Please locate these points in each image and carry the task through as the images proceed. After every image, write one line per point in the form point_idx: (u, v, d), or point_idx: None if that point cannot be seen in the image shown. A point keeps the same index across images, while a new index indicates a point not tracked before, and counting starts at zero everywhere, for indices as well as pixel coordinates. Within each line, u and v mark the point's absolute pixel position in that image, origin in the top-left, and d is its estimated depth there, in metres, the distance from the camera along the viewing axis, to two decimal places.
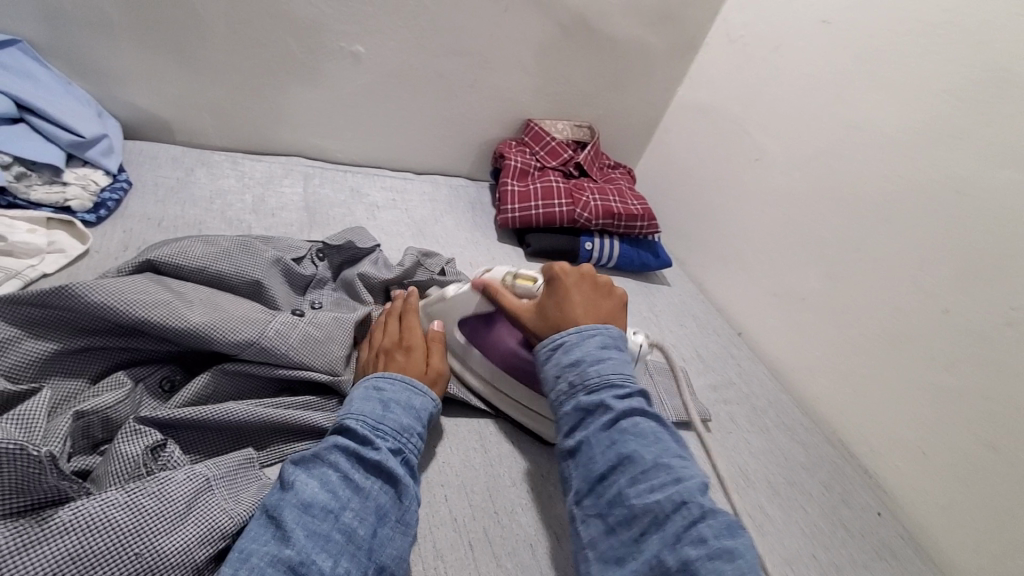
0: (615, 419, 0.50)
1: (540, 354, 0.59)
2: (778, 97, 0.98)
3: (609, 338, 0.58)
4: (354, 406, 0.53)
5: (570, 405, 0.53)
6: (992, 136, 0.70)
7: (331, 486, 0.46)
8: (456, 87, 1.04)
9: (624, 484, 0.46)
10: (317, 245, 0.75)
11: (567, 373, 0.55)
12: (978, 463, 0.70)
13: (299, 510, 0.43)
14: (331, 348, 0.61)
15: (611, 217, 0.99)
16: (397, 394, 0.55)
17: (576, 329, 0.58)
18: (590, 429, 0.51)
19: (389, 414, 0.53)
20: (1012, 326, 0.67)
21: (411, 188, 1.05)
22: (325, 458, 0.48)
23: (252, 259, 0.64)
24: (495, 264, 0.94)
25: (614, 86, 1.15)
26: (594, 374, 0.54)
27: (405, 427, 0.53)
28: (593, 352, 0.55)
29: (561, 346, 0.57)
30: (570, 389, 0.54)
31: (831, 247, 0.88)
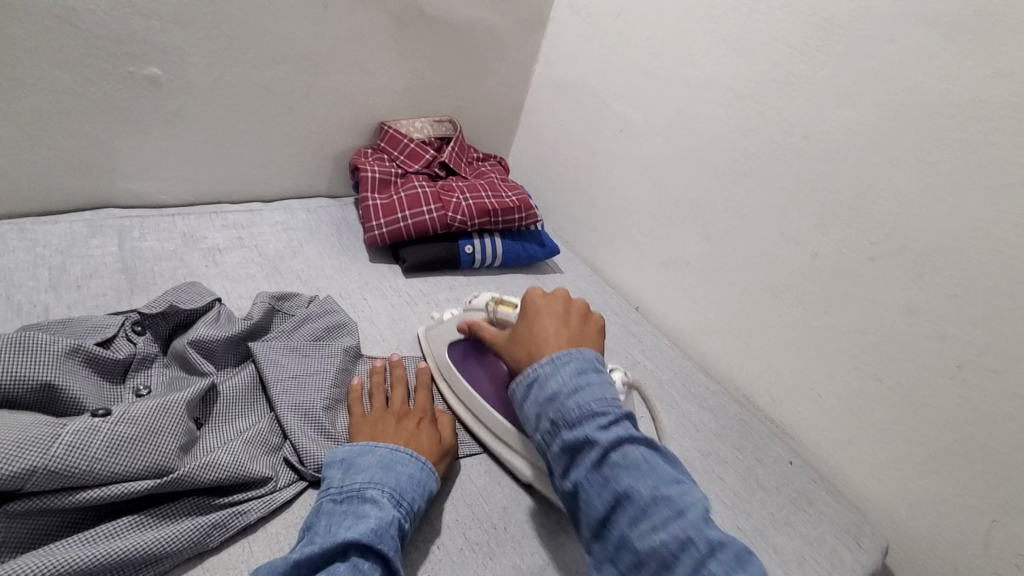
0: (604, 457, 0.47)
1: (517, 393, 0.55)
2: (630, 63, 0.96)
3: (585, 360, 0.53)
4: (376, 480, 0.51)
5: (556, 445, 0.50)
6: (825, 79, 0.72)
7: None
8: (289, 99, 0.92)
9: (627, 528, 0.45)
10: (132, 316, 0.62)
11: (547, 410, 0.51)
12: (866, 395, 0.72)
13: None
14: (159, 442, 0.50)
15: (487, 214, 0.93)
16: (418, 471, 0.54)
17: (549, 359, 0.53)
18: (581, 471, 0.48)
19: (407, 493, 0.52)
20: (872, 260, 0.70)
21: (259, 219, 0.92)
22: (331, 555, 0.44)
23: (35, 356, 0.51)
24: (368, 288, 0.84)
25: (467, 74, 1.07)
26: (574, 408, 0.50)
27: (419, 509, 0.52)
28: (568, 382, 0.51)
29: (538, 380, 0.53)
30: (552, 427, 0.50)
31: (703, 208, 0.88)
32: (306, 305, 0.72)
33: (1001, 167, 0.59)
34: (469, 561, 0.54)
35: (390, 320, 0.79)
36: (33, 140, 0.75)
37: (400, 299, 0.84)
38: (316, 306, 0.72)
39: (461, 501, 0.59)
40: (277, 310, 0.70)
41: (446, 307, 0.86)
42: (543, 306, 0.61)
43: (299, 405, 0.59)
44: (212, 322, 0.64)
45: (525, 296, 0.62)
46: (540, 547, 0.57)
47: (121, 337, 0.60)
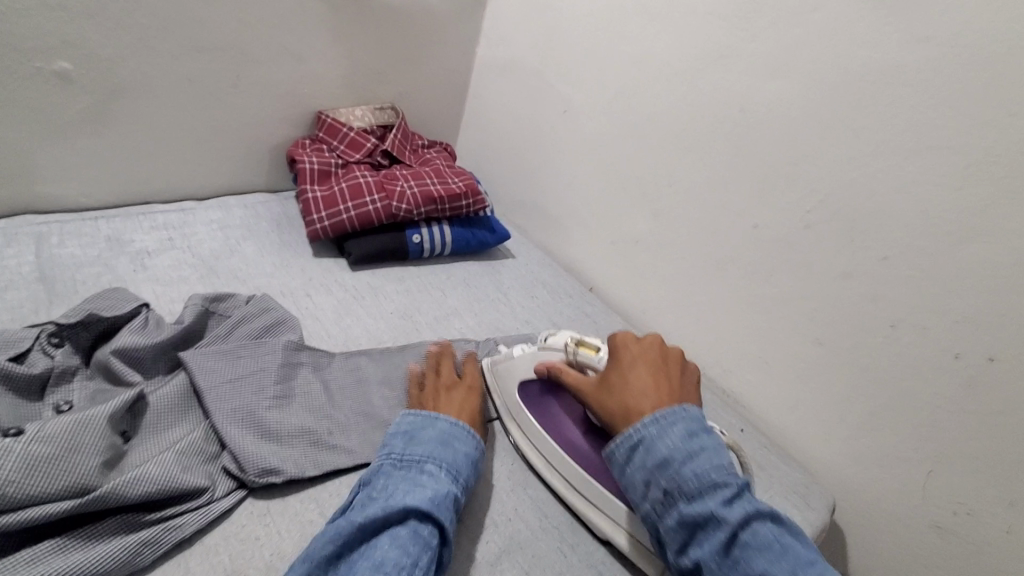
0: (732, 533, 0.47)
1: (614, 456, 0.54)
2: (570, 42, 0.94)
3: (694, 422, 0.53)
4: (432, 453, 0.53)
5: (672, 517, 0.49)
6: (757, 51, 0.73)
7: (401, 543, 0.45)
8: (217, 90, 0.87)
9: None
10: (48, 327, 0.58)
11: (661, 479, 0.51)
12: (811, 361, 0.74)
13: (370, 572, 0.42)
14: (78, 459, 0.47)
15: (433, 201, 0.91)
16: (470, 450, 0.56)
17: (654, 420, 0.53)
18: (705, 550, 0.47)
19: (462, 470, 0.54)
20: (809, 228, 0.71)
21: (192, 219, 0.88)
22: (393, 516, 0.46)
23: None
24: (312, 285, 0.81)
25: (407, 58, 1.04)
26: (691, 478, 0.50)
27: (467, 483, 0.54)
28: (680, 447, 0.51)
29: (646, 446, 0.52)
30: (665, 497, 0.50)
31: (649, 186, 0.88)
32: (243, 305, 0.69)
33: (923, 131, 0.61)
34: None
35: (336, 316, 0.77)
36: None
37: (347, 294, 0.82)
38: (253, 306, 0.69)
39: None
40: (211, 313, 0.67)
41: (395, 299, 0.84)
42: (632, 354, 0.60)
43: (237, 408, 0.57)
44: (141, 329, 0.61)
45: (615, 339, 0.62)
46: (498, 535, 0.57)
47: (38, 348, 0.57)
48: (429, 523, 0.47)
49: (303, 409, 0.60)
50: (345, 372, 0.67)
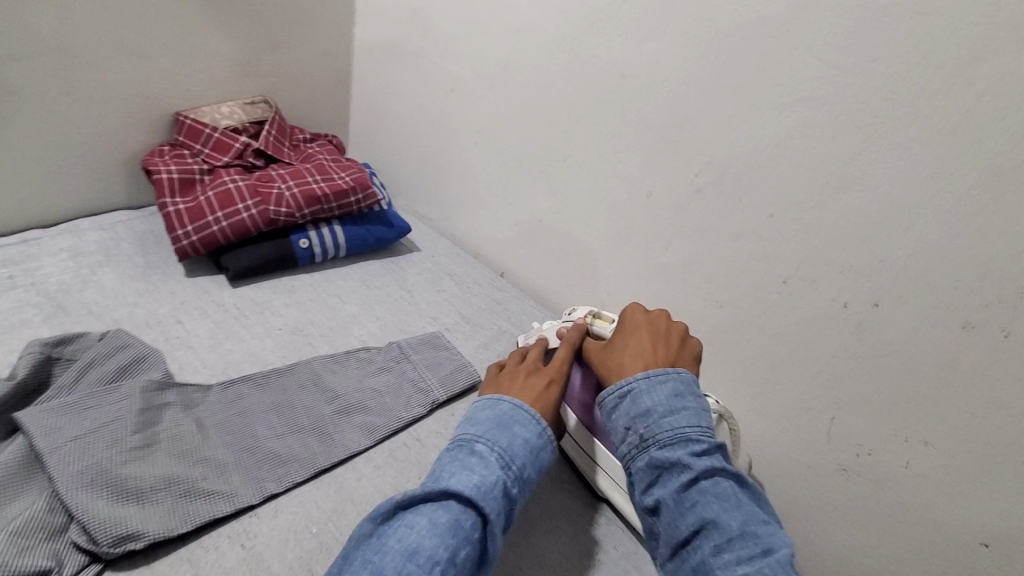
0: (692, 481, 0.49)
1: (605, 402, 0.57)
2: (448, 15, 0.88)
3: (682, 383, 0.55)
4: (487, 435, 0.51)
5: (643, 459, 0.52)
6: (630, 12, 0.70)
7: (439, 530, 0.43)
8: (43, 100, 0.75)
9: (710, 553, 0.46)
10: None
11: (638, 426, 0.53)
12: (715, 324, 0.74)
13: (402, 557, 0.41)
14: None
15: (317, 201, 0.84)
16: (533, 437, 0.53)
17: (644, 374, 0.56)
18: (667, 489, 0.50)
19: (518, 457, 0.51)
20: (700, 191, 0.70)
21: (36, 250, 0.77)
22: (438, 496, 0.45)
23: None
24: (185, 309, 0.73)
25: (275, 45, 0.95)
26: (667, 428, 0.52)
27: (531, 468, 0.51)
28: (664, 403, 0.54)
29: (631, 393, 0.55)
30: (640, 442, 0.53)
31: (544, 161, 0.84)
32: (94, 347, 0.61)
33: (793, 83, 0.60)
34: None
35: (214, 341, 0.70)
36: None
37: (228, 314, 0.74)
38: (108, 346, 0.61)
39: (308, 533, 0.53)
40: (53, 362, 0.58)
41: (284, 313, 0.77)
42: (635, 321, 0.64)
43: (85, 468, 0.50)
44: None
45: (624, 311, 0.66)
46: None
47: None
48: (470, 513, 0.45)
49: (169, 456, 0.54)
50: (223, 405, 0.61)
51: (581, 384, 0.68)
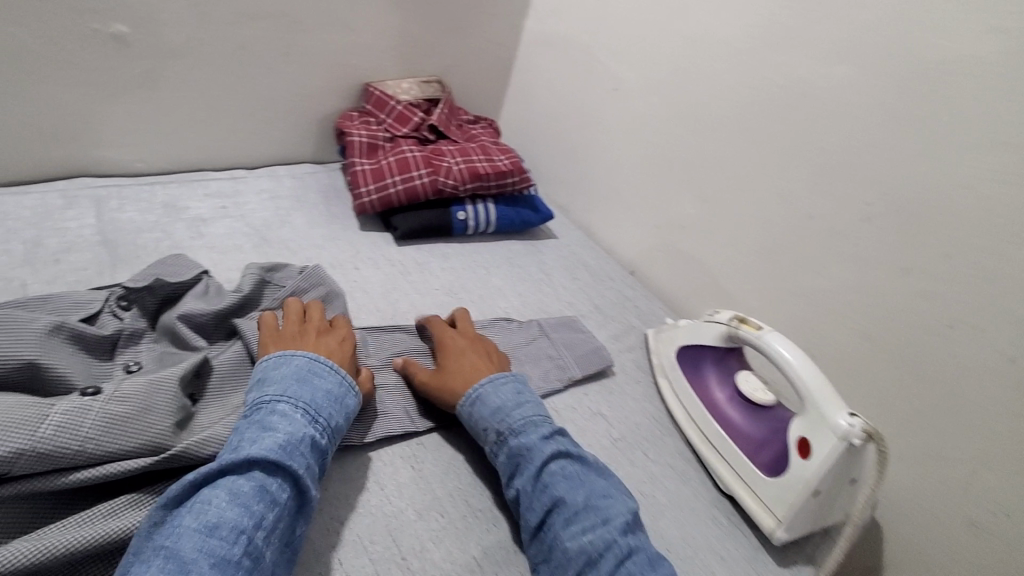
0: (544, 464, 0.54)
1: (461, 413, 0.59)
2: (623, 17, 0.92)
3: (520, 383, 0.62)
4: (288, 393, 0.51)
5: (504, 453, 0.55)
6: (825, 33, 0.70)
7: (244, 499, 0.43)
8: (267, 59, 0.87)
9: (560, 530, 0.50)
10: (116, 290, 0.60)
11: (493, 424, 0.57)
12: (860, 356, 0.73)
13: (201, 535, 0.40)
14: (151, 421, 0.48)
15: (479, 178, 0.91)
16: (335, 388, 0.54)
17: (490, 380, 0.60)
18: (525, 479, 0.53)
19: (324, 409, 0.51)
20: (870, 221, 0.69)
21: (243, 188, 0.89)
22: (233, 470, 0.44)
23: (13, 337, 0.49)
24: (359, 258, 0.82)
25: (454, 30, 1.02)
26: (518, 419, 0.57)
27: (335, 425, 0.52)
28: (511, 399, 0.58)
29: (479, 399, 0.58)
30: (498, 437, 0.56)
31: (700, 170, 0.86)
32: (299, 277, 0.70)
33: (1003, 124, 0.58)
34: (474, 527, 0.54)
35: (383, 290, 0.78)
36: None
37: (394, 269, 0.82)
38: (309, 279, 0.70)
39: (463, 470, 0.59)
40: (268, 283, 0.68)
41: (440, 276, 0.84)
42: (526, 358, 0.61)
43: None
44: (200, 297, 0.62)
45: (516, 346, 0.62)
46: None
47: (113, 310, 0.58)
48: (273, 477, 0.45)
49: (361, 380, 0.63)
50: (396, 345, 0.68)
51: (718, 388, 0.69)
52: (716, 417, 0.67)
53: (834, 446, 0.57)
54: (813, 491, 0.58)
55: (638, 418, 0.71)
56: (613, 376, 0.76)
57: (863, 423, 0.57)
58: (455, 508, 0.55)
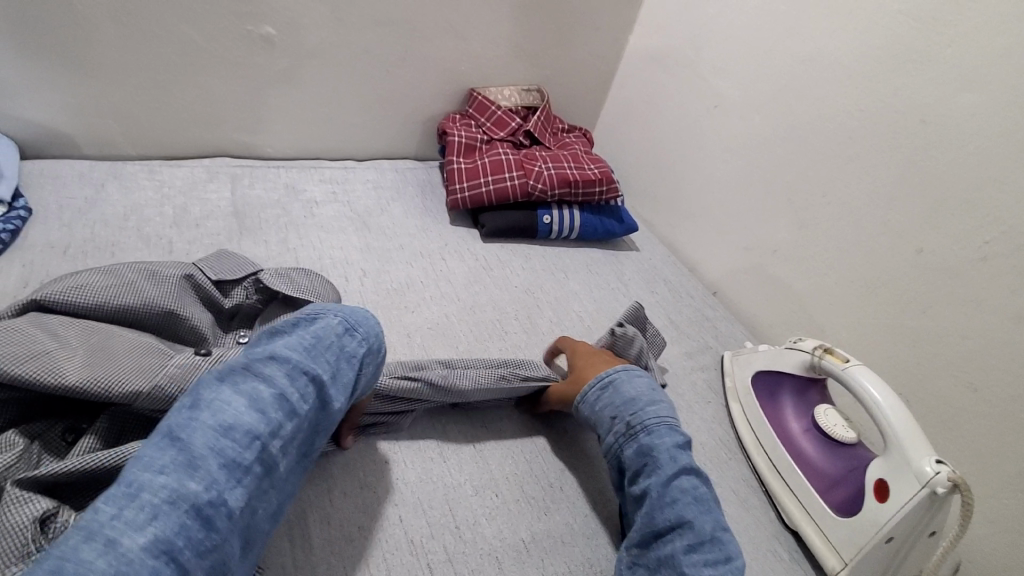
0: (675, 474, 0.52)
1: (589, 392, 0.60)
2: (730, 35, 0.91)
3: (653, 382, 0.62)
4: (332, 308, 0.51)
5: (631, 448, 0.55)
6: (953, 58, 0.65)
7: (262, 405, 0.41)
8: (386, 61, 0.95)
9: (681, 550, 0.48)
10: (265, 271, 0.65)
11: (625, 412, 0.57)
12: (961, 407, 0.67)
13: (216, 434, 0.38)
14: None
15: (568, 185, 0.94)
16: (369, 320, 0.53)
17: (624, 368, 0.61)
18: (654, 480, 0.52)
19: (360, 335, 0.50)
20: (987, 261, 0.64)
21: (352, 177, 0.98)
22: (257, 372, 0.42)
23: (160, 292, 0.57)
24: (447, 250, 0.88)
25: (559, 42, 1.06)
26: (651, 417, 0.57)
27: (366, 354, 0.50)
28: (647, 394, 0.59)
29: (615, 384, 0.60)
30: (627, 430, 0.56)
31: (797, 193, 0.83)
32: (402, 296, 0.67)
33: None
34: (526, 511, 0.56)
35: (466, 282, 0.83)
36: (161, 90, 0.84)
37: (477, 263, 0.87)
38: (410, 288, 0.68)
39: (521, 457, 0.61)
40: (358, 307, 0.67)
41: (520, 274, 0.87)
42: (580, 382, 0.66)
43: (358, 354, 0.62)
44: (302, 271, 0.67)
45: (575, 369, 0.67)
46: (595, 510, 0.59)
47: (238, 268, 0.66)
48: (295, 387, 0.43)
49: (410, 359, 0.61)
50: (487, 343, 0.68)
51: (795, 420, 0.67)
52: (789, 448, 0.65)
53: (914, 492, 0.53)
54: (886, 537, 0.54)
55: (703, 437, 0.69)
56: (683, 392, 0.75)
57: (949, 471, 0.52)
58: (509, 491, 0.58)
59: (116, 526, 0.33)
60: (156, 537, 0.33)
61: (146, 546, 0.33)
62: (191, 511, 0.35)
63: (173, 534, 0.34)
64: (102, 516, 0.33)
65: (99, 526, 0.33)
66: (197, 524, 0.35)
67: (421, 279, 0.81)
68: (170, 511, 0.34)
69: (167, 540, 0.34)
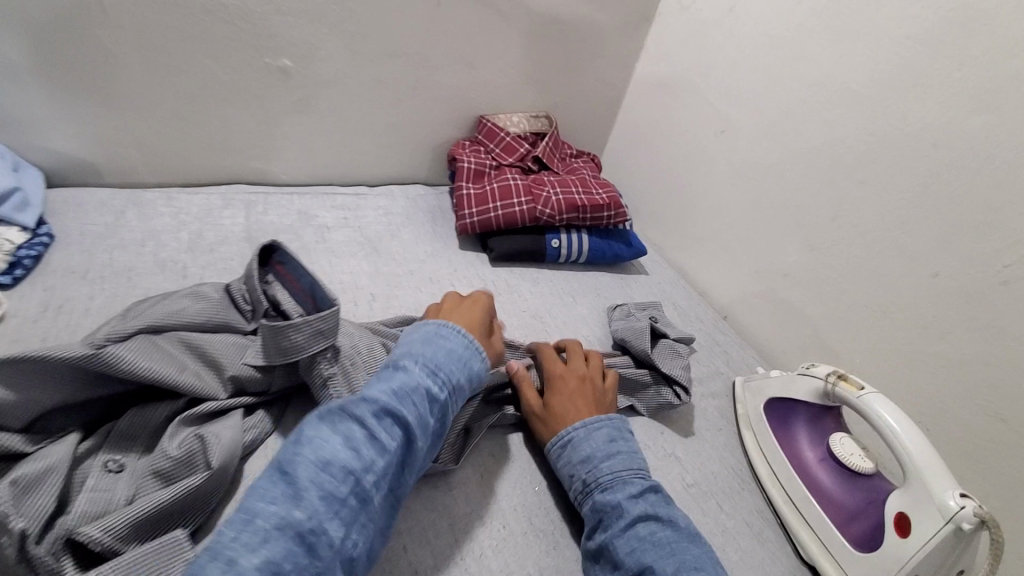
0: (631, 523, 0.51)
1: (551, 453, 0.60)
2: (738, 61, 0.91)
3: (616, 430, 0.60)
4: (416, 354, 0.53)
5: (588, 504, 0.55)
6: (963, 80, 0.65)
7: (354, 443, 0.44)
8: (399, 90, 0.97)
9: None
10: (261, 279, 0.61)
11: (580, 471, 0.57)
12: (984, 436, 0.64)
13: (314, 468, 0.41)
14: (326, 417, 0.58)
15: (576, 209, 0.94)
16: (459, 348, 0.55)
17: (582, 424, 0.60)
18: (610, 532, 0.52)
19: (443, 368, 0.52)
20: (1007, 285, 0.62)
21: (364, 203, 0.99)
22: (352, 410, 0.45)
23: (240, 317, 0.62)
24: (456, 276, 0.88)
25: (568, 70, 1.08)
26: (606, 471, 0.56)
27: (457, 386, 0.53)
28: (601, 448, 0.58)
29: (570, 442, 0.59)
30: (584, 488, 0.56)
31: (807, 217, 0.82)
32: None
33: None
34: (534, 542, 0.55)
35: None
36: (182, 120, 0.87)
37: (486, 288, 0.87)
38: None
39: (531, 488, 0.60)
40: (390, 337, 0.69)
41: (529, 299, 0.87)
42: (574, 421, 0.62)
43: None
44: (321, 336, 0.56)
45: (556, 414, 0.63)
46: None
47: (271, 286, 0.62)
48: (386, 424, 0.46)
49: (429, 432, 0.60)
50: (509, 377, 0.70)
51: (810, 449, 0.65)
52: (805, 478, 0.63)
53: (938, 528, 0.50)
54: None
55: (715, 466, 0.67)
56: (695, 419, 0.73)
57: (975, 505, 0.49)
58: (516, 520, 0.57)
59: (235, 549, 0.36)
60: (267, 560, 0.37)
61: (259, 565, 0.36)
62: (295, 537, 0.38)
63: (281, 557, 0.37)
64: (223, 539, 0.37)
65: (223, 547, 0.36)
66: (301, 551, 0.38)
67: (429, 304, 0.81)
68: (278, 538, 0.38)
69: (276, 563, 0.37)
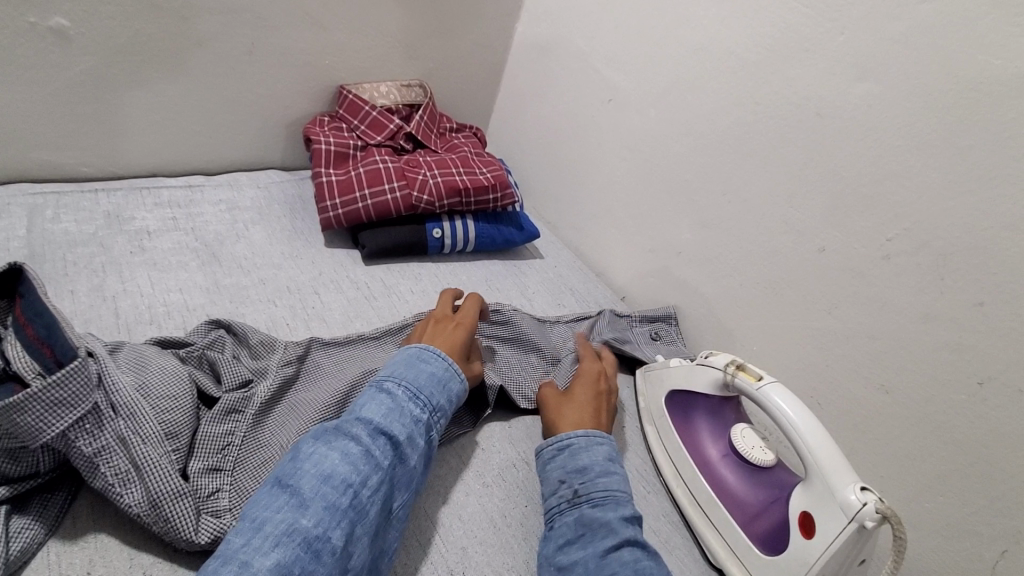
0: (615, 546, 0.45)
1: (544, 452, 0.56)
2: (621, 23, 0.84)
3: (616, 451, 0.55)
4: (395, 372, 0.51)
5: (570, 516, 0.49)
6: (844, 45, 0.61)
7: (353, 458, 0.42)
8: (231, 58, 0.79)
9: None
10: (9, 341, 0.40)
11: (573, 479, 0.52)
12: (870, 409, 0.64)
13: (317, 480, 0.40)
14: (126, 492, 0.43)
15: (457, 193, 0.84)
16: (440, 371, 0.53)
17: (586, 433, 0.55)
18: (589, 551, 0.46)
19: (426, 389, 0.51)
20: (890, 259, 0.61)
21: (199, 197, 0.81)
22: (347, 429, 0.44)
23: None
24: (321, 281, 0.75)
25: (440, 32, 0.95)
26: (600, 487, 0.50)
27: (439, 407, 0.51)
28: (603, 463, 0.53)
29: (570, 447, 0.54)
30: (572, 497, 0.50)
31: (698, 191, 0.78)
32: (248, 370, 0.57)
33: None
34: None
35: (345, 319, 0.70)
36: None
37: (358, 293, 0.75)
38: (254, 365, 0.58)
39: (411, 541, 0.50)
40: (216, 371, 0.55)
41: (409, 300, 0.77)
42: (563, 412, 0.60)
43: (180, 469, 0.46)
44: (61, 408, 0.39)
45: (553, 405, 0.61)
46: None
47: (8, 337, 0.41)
48: (380, 441, 0.45)
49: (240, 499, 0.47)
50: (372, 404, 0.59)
51: (712, 446, 0.62)
52: (709, 478, 0.59)
53: (840, 527, 0.48)
54: None
55: None
56: None
57: (876, 500, 0.48)
58: None
59: (246, 552, 0.35)
60: (278, 563, 0.35)
61: (270, 568, 0.35)
62: (303, 544, 0.37)
63: (291, 561, 0.36)
64: (233, 544, 0.36)
65: (233, 552, 0.36)
66: (309, 557, 0.37)
67: (286, 320, 0.68)
68: (288, 543, 0.37)
69: (286, 567, 0.36)
